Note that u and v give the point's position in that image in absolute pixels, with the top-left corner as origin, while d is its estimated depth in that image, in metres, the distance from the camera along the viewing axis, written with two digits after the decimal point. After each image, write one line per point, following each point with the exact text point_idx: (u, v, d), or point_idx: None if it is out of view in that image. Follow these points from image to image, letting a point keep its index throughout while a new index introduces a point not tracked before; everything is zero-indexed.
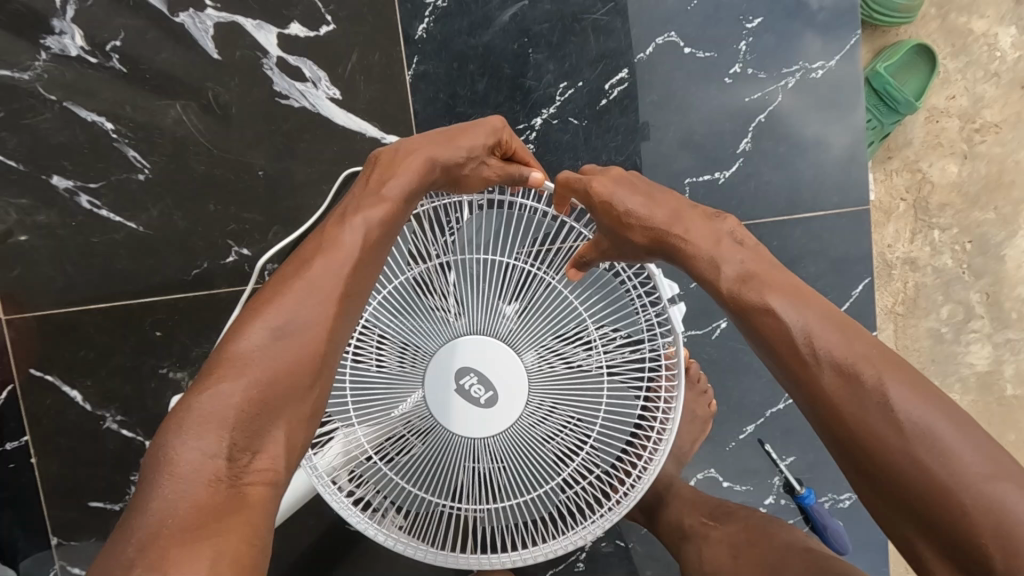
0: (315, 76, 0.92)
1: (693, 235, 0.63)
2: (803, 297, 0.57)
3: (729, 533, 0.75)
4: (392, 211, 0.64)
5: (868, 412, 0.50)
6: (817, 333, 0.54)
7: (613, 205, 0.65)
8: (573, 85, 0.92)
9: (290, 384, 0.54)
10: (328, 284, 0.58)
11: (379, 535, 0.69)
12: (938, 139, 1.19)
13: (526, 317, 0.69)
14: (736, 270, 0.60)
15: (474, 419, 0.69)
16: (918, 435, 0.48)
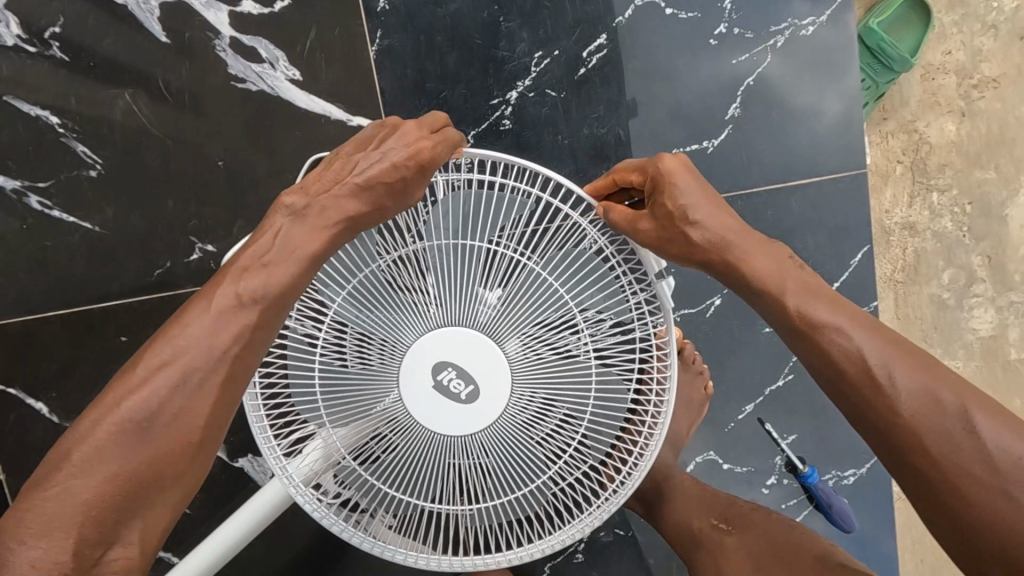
0: (272, 56, 0.86)
1: (760, 260, 0.60)
2: (877, 333, 0.56)
3: (747, 542, 0.71)
4: (287, 269, 0.58)
5: (959, 457, 0.51)
6: (896, 371, 0.54)
7: (674, 198, 0.60)
8: (549, 55, 0.87)
9: (159, 478, 0.51)
10: (205, 366, 0.53)
11: (361, 542, 0.65)
12: (935, 97, 1.14)
13: (506, 303, 0.63)
14: (823, 306, 0.58)
15: (454, 415, 0.64)
16: (1009, 471, 0.50)
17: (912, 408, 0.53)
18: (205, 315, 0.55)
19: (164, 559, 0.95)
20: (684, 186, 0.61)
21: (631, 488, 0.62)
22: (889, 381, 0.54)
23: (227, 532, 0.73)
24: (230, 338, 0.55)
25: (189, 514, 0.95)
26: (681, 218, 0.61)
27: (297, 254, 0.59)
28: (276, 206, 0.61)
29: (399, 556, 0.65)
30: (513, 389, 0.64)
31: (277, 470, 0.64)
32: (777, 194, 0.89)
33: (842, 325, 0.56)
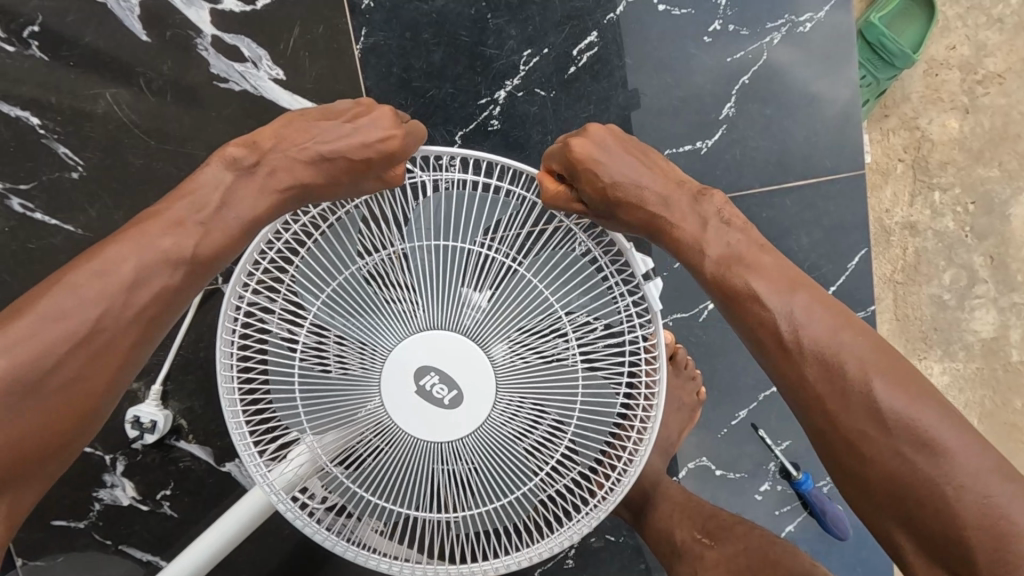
0: (254, 54, 0.84)
1: (684, 226, 0.62)
2: (795, 291, 0.58)
3: (729, 557, 0.67)
4: (206, 238, 0.58)
5: (858, 419, 0.54)
6: (803, 328, 0.57)
7: (597, 172, 0.60)
8: (538, 52, 0.84)
9: (53, 440, 0.52)
10: (105, 330, 0.53)
11: (345, 551, 0.63)
12: (937, 92, 1.11)
13: (491, 306, 0.62)
14: (748, 259, 0.60)
15: (438, 422, 0.62)
16: (904, 429, 0.53)
17: (818, 359, 0.56)
18: (114, 275, 0.54)
19: (153, 562, 0.94)
20: (607, 160, 0.61)
21: (619, 494, 0.61)
22: (800, 333, 0.57)
23: (211, 537, 0.72)
24: (142, 305, 0.55)
25: (176, 518, 0.94)
26: (607, 193, 0.61)
27: (228, 225, 0.60)
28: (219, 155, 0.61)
29: (381, 564, 0.64)
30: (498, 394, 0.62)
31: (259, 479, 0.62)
32: (772, 196, 0.87)
33: (759, 278, 0.59)
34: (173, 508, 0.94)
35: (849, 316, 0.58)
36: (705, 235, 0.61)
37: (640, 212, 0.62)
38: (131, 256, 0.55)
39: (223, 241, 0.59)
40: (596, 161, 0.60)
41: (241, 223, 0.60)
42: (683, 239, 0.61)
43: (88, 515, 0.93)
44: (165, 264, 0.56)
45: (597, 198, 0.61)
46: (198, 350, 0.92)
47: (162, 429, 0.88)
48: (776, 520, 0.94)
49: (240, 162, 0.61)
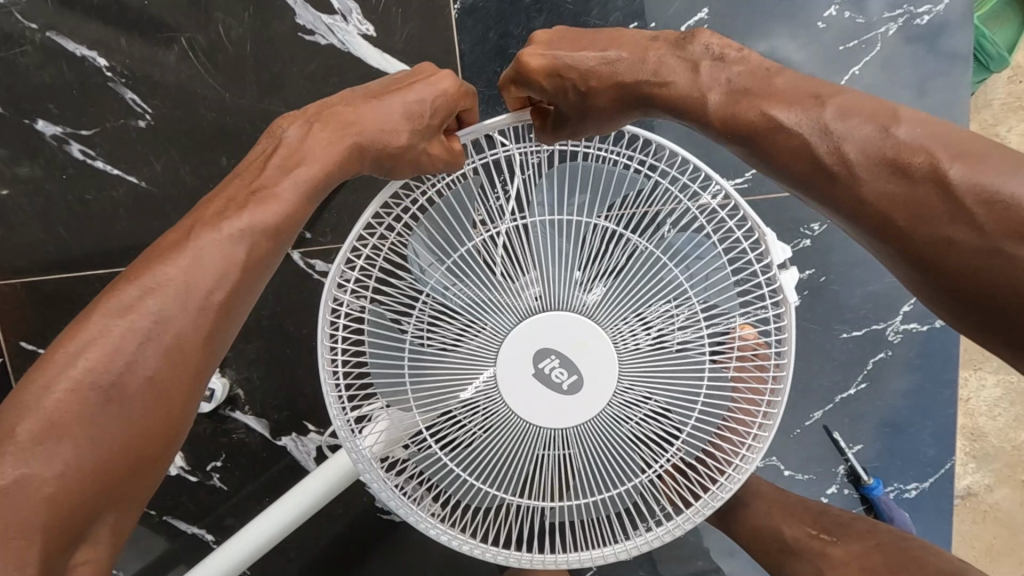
0: (344, 7, 0.79)
1: (678, 76, 0.55)
2: (914, 154, 0.47)
3: (856, 552, 0.65)
4: (274, 205, 0.51)
5: (927, 223, 0.46)
6: (937, 213, 0.46)
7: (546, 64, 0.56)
8: (644, 27, 0.81)
9: (133, 459, 0.45)
10: (182, 316, 0.47)
11: (439, 534, 0.62)
12: (1019, 100, 1.08)
13: (611, 288, 0.59)
14: (843, 127, 0.48)
15: (552, 406, 0.60)
16: (978, 206, 0.44)
17: (990, 246, 0.44)
18: (177, 268, 0.47)
19: (196, 536, 0.90)
20: (561, 44, 0.58)
21: (732, 491, 0.59)
22: (942, 223, 0.46)
23: (304, 491, 0.71)
24: (206, 290, 0.48)
25: (225, 490, 0.90)
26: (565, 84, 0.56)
27: (294, 191, 0.53)
28: (272, 130, 0.57)
29: (468, 548, 0.63)
30: (617, 380, 0.60)
31: (350, 449, 0.60)
32: None
33: (862, 157, 0.47)
34: (223, 481, 0.90)
35: (990, 151, 0.46)
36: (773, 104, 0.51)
37: (613, 89, 0.56)
38: (199, 237, 0.49)
39: (287, 209, 0.52)
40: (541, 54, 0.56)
41: (299, 185, 0.53)
42: (749, 120, 0.52)
43: None
44: (226, 243, 0.49)
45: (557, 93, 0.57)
46: (260, 318, 0.87)
47: (220, 399, 0.86)
48: None
49: (292, 129, 0.57)
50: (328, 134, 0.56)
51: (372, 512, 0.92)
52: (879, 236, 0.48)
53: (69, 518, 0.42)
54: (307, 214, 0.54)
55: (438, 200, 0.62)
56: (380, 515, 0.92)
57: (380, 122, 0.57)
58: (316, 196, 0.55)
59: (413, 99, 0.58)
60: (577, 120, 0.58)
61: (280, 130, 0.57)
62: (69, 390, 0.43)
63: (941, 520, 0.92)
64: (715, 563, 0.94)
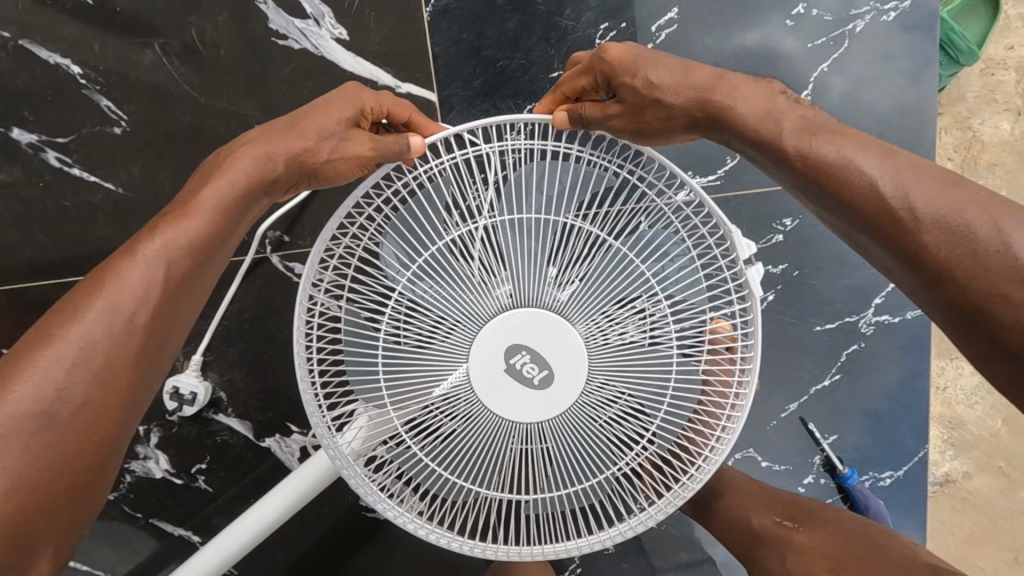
0: (316, 11, 0.79)
1: (680, 69, 0.61)
2: (858, 140, 0.52)
3: (819, 540, 0.67)
4: (200, 224, 0.55)
5: (870, 193, 0.49)
6: (871, 186, 0.49)
7: (634, 69, 0.61)
8: (616, 27, 0.81)
9: (70, 483, 0.45)
10: (112, 337, 0.47)
11: (416, 528, 0.64)
12: (993, 93, 1.10)
13: (581, 286, 0.61)
14: (791, 111, 0.56)
15: (525, 400, 0.62)
16: (905, 187, 0.49)
17: (912, 221, 0.48)
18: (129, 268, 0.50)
19: (183, 537, 0.91)
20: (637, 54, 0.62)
21: (700, 483, 0.61)
22: (875, 197, 0.49)
23: (282, 496, 0.72)
24: (129, 312, 0.48)
25: (210, 492, 0.91)
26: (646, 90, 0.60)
27: (216, 209, 0.56)
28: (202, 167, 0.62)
29: (445, 542, 0.64)
30: (586, 374, 0.61)
31: (327, 448, 0.61)
32: None
33: (812, 131, 0.53)
34: (208, 483, 0.91)
35: (926, 163, 0.50)
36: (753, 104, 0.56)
37: (674, 108, 0.60)
38: (121, 268, 0.50)
39: (211, 224, 0.55)
40: (626, 59, 0.62)
41: (219, 203, 0.56)
42: (718, 98, 0.58)
43: (118, 487, 0.90)
44: (180, 251, 0.52)
45: (631, 98, 0.61)
46: (242, 321, 0.88)
47: (202, 402, 0.85)
48: None
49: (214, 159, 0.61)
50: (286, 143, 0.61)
51: (357, 511, 0.93)
52: (821, 201, 0.52)
53: (21, 535, 0.43)
54: (228, 233, 0.57)
55: (412, 201, 0.62)
56: (365, 513, 0.93)
57: (297, 138, 0.62)
58: (235, 211, 0.58)
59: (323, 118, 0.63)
60: (639, 131, 0.62)
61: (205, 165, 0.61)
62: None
63: (916, 508, 0.93)
64: (703, 551, 0.96)
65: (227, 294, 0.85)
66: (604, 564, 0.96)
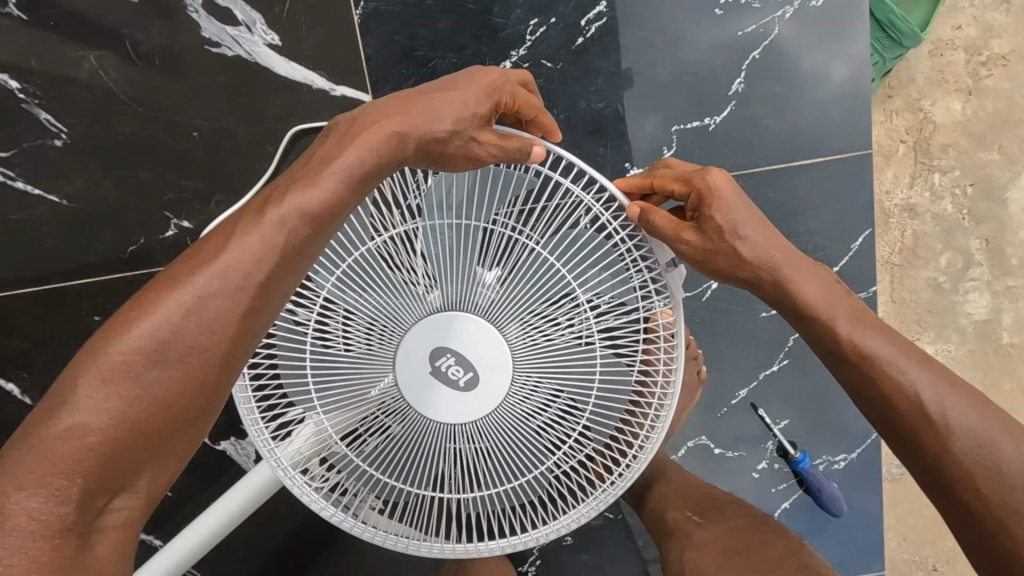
0: (248, 18, 0.80)
1: (761, 242, 0.60)
2: (897, 338, 0.57)
3: (719, 534, 0.69)
4: (336, 193, 0.52)
5: (898, 385, 0.54)
6: (892, 381, 0.54)
7: (716, 208, 0.59)
8: (545, 22, 0.81)
9: (166, 424, 0.44)
10: (226, 292, 0.47)
11: (355, 528, 0.64)
12: (942, 74, 1.11)
13: (507, 288, 0.61)
14: (842, 305, 0.58)
15: (453, 403, 0.62)
16: (928, 395, 0.53)
17: (921, 424, 0.52)
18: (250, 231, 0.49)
19: (145, 542, 0.93)
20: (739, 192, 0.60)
21: (631, 479, 0.62)
22: (892, 388, 0.54)
23: (233, 498, 0.73)
24: (243, 274, 0.47)
25: (169, 497, 0.92)
26: (716, 231, 0.60)
27: (344, 178, 0.52)
28: (334, 125, 0.56)
29: (386, 542, 0.65)
30: (516, 376, 0.62)
31: (265, 455, 0.62)
32: (779, 176, 0.84)
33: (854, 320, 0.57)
34: (166, 487, 0.92)
35: (953, 373, 0.55)
36: (738, 201, 0.59)
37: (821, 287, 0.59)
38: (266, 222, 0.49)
39: (324, 197, 0.51)
40: (721, 194, 0.59)
41: (347, 175, 0.52)
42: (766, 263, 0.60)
43: None
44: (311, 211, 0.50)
45: (711, 229, 0.60)
46: None
47: None
48: (772, 498, 0.95)
49: (345, 121, 0.56)
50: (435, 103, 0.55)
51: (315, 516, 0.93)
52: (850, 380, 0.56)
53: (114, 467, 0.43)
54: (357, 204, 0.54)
55: None
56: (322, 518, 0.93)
57: (431, 117, 0.55)
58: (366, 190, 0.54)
59: (465, 98, 0.56)
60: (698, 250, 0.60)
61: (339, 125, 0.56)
62: (119, 358, 0.43)
63: (870, 489, 0.94)
64: None
65: None
66: (566, 560, 0.95)
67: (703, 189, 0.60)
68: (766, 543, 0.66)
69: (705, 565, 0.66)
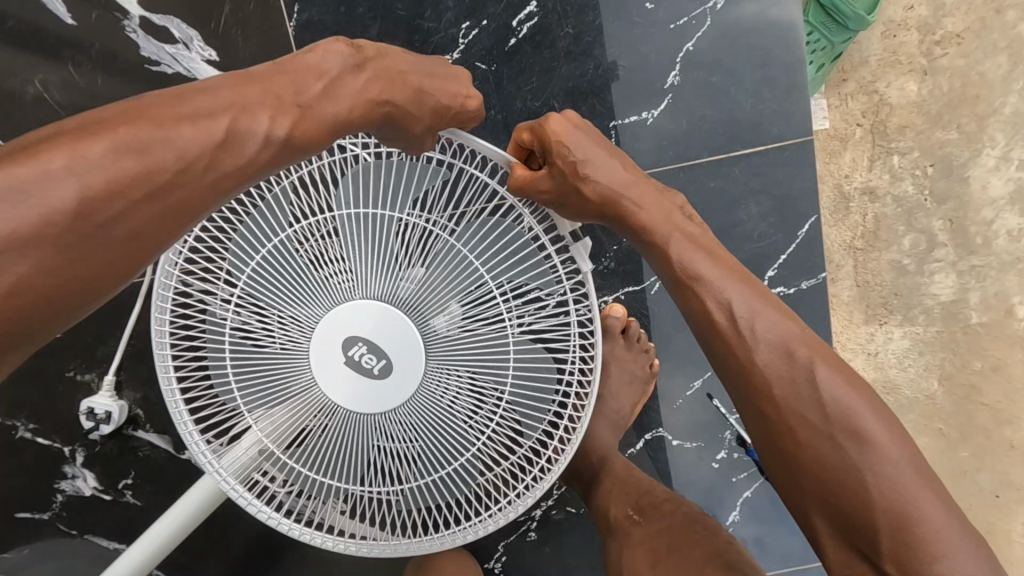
0: (185, 36, 0.84)
1: (611, 181, 0.63)
2: (776, 313, 0.56)
3: (650, 533, 0.72)
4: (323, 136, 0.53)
5: (766, 363, 0.54)
6: (759, 361, 0.54)
7: (566, 150, 0.62)
8: (477, 25, 0.84)
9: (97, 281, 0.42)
10: (198, 165, 0.45)
11: (294, 531, 0.66)
12: (895, 55, 1.10)
13: (428, 283, 0.62)
14: (725, 280, 0.58)
15: (377, 397, 0.63)
16: (785, 374, 0.54)
17: (774, 407, 0.54)
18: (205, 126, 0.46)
19: (118, 550, 0.95)
20: (582, 130, 0.63)
21: (562, 466, 0.62)
22: (754, 368, 0.54)
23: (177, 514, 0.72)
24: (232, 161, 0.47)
25: (139, 506, 0.95)
26: (575, 170, 0.62)
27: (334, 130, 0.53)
28: (325, 47, 0.55)
29: (331, 543, 0.66)
30: (440, 369, 0.63)
31: (206, 466, 0.64)
32: (721, 164, 0.86)
33: (730, 296, 0.56)
34: (136, 497, 0.95)
35: (831, 354, 0.55)
36: (579, 139, 0.62)
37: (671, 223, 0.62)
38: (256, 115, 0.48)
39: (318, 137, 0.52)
40: (564, 136, 0.62)
41: (338, 121, 0.53)
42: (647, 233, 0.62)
43: (52, 506, 0.92)
44: (292, 134, 0.50)
45: (561, 172, 0.62)
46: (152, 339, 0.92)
47: (118, 420, 0.89)
48: (733, 487, 0.95)
49: (347, 59, 0.55)
50: (417, 67, 0.60)
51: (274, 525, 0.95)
52: (719, 351, 0.57)
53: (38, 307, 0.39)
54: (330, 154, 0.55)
55: (256, 213, 0.63)
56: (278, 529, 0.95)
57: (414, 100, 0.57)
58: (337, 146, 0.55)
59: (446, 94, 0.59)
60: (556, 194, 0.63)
61: (333, 53, 0.54)
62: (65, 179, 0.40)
63: None
64: None
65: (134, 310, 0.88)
66: (528, 554, 0.96)
67: (543, 135, 0.63)
68: (695, 541, 0.68)
69: (638, 565, 0.69)
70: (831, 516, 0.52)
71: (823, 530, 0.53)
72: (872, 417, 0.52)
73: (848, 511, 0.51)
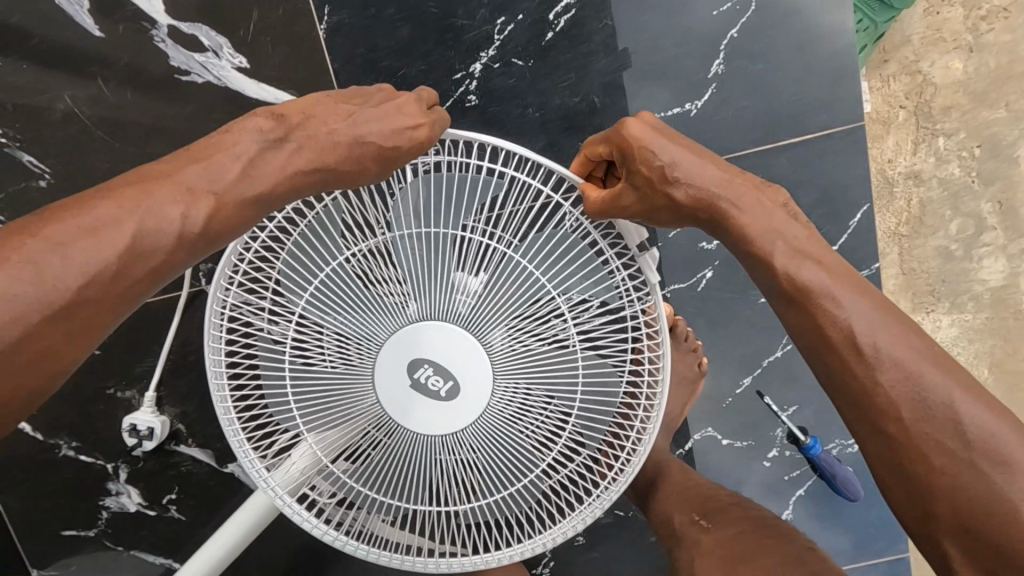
0: (214, 43, 0.81)
1: (727, 190, 0.59)
2: (893, 328, 0.55)
3: (720, 539, 0.70)
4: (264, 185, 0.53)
5: (891, 383, 0.53)
6: (884, 382, 0.54)
7: (650, 156, 0.57)
8: (512, 20, 0.81)
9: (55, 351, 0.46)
10: (144, 236, 0.48)
11: (345, 545, 0.65)
12: (939, 32, 1.06)
13: (490, 296, 0.60)
14: (844, 297, 0.56)
15: (435, 413, 0.62)
16: (910, 393, 0.53)
17: (903, 427, 0.53)
18: (156, 213, 0.49)
19: (164, 565, 0.94)
20: (665, 132, 0.59)
21: (629, 478, 0.61)
22: (875, 386, 0.54)
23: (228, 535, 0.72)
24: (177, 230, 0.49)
25: (184, 521, 0.94)
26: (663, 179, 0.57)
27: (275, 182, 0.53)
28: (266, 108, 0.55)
29: (386, 559, 0.65)
30: (508, 387, 0.61)
31: (259, 482, 0.62)
32: (768, 155, 0.83)
33: (853, 318, 0.55)
34: (180, 511, 0.93)
35: (956, 368, 0.54)
36: (663, 142, 0.58)
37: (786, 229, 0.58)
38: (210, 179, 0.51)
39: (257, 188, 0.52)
40: (643, 142, 0.57)
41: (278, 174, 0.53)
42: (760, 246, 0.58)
43: (97, 524, 0.93)
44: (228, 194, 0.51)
45: (647, 182, 0.58)
46: (190, 354, 0.91)
47: (160, 437, 0.89)
48: (785, 485, 0.92)
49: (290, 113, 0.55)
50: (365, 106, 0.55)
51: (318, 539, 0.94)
52: (839, 369, 0.55)
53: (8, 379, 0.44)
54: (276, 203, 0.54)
55: (305, 226, 0.61)
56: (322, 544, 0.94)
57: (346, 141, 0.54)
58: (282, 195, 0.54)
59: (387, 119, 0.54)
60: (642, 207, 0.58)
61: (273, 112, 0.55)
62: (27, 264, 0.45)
63: None
64: None
65: (171, 325, 0.88)
66: (576, 559, 0.95)
67: (623, 143, 0.58)
68: (771, 550, 0.66)
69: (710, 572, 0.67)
70: (965, 539, 0.52)
71: (953, 552, 0.53)
72: (1008, 436, 0.52)
73: (987, 533, 0.51)
